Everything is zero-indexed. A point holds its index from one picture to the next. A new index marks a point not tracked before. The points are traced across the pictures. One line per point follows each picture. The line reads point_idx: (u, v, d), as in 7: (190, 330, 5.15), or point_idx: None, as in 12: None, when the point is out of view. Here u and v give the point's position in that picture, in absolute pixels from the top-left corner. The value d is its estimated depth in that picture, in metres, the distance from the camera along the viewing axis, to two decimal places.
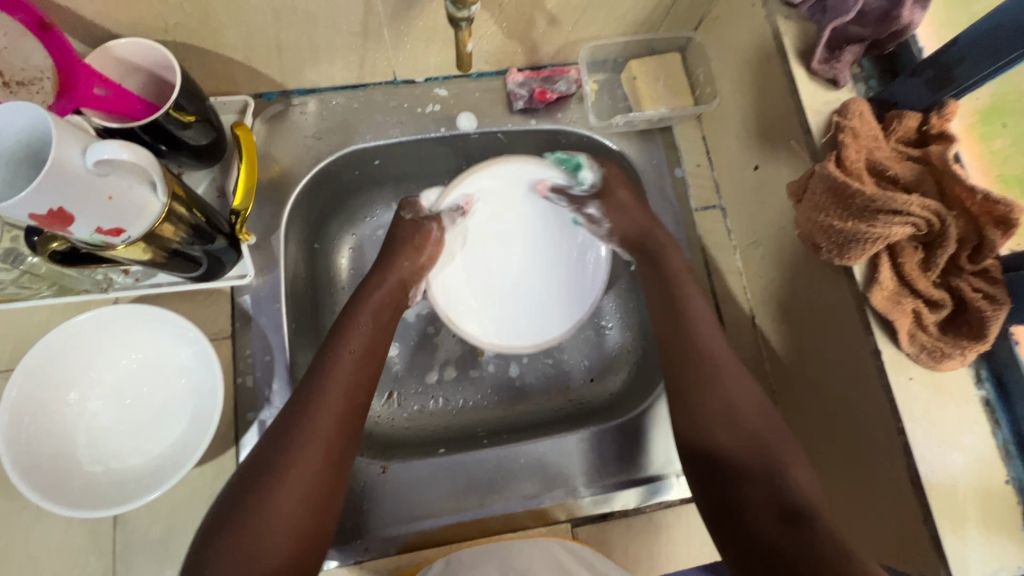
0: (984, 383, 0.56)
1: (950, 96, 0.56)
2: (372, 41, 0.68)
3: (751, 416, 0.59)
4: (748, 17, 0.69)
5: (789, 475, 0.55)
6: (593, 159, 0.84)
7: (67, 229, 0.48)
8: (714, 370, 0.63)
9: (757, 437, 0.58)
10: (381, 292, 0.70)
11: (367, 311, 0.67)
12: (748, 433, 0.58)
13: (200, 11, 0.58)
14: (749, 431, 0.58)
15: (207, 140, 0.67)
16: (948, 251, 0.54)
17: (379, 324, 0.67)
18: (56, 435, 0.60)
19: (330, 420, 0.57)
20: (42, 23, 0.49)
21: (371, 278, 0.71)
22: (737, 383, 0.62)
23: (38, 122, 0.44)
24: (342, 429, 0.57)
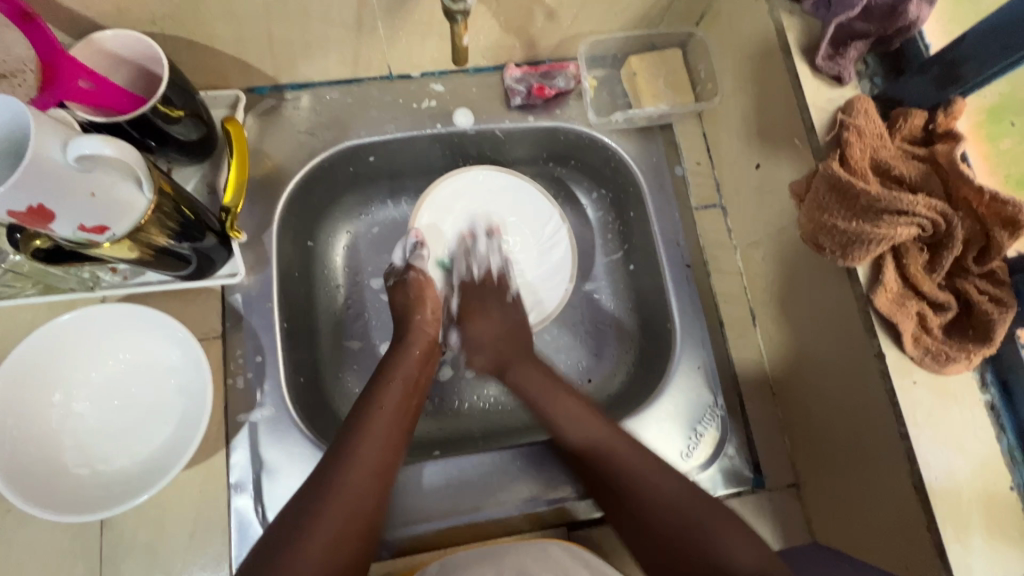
0: (989, 387, 0.55)
1: (957, 93, 0.54)
2: (366, 35, 0.66)
3: (658, 486, 0.58)
4: (751, 12, 0.67)
5: (714, 538, 0.54)
6: (592, 157, 0.83)
7: (49, 226, 0.47)
8: (592, 451, 0.62)
9: (673, 500, 0.57)
10: (417, 344, 0.69)
11: (408, 358, 0.67)
12: (654, 504, 0.57)
13: (189, 2, 0.56)
14: (659, 497, 0.58)
15: (197, 135, 0.65)
16: (954, 253, 0.53)
17: (414, 374, 0.66)
18: (40, 437, 0.58)
19: (369, 463, 0.56)
20: (24, 13, 0.48)
21: (400, 340, 0.70)
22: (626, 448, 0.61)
23: (17, 115, 0.42)
24: (378, 475, 0.56)
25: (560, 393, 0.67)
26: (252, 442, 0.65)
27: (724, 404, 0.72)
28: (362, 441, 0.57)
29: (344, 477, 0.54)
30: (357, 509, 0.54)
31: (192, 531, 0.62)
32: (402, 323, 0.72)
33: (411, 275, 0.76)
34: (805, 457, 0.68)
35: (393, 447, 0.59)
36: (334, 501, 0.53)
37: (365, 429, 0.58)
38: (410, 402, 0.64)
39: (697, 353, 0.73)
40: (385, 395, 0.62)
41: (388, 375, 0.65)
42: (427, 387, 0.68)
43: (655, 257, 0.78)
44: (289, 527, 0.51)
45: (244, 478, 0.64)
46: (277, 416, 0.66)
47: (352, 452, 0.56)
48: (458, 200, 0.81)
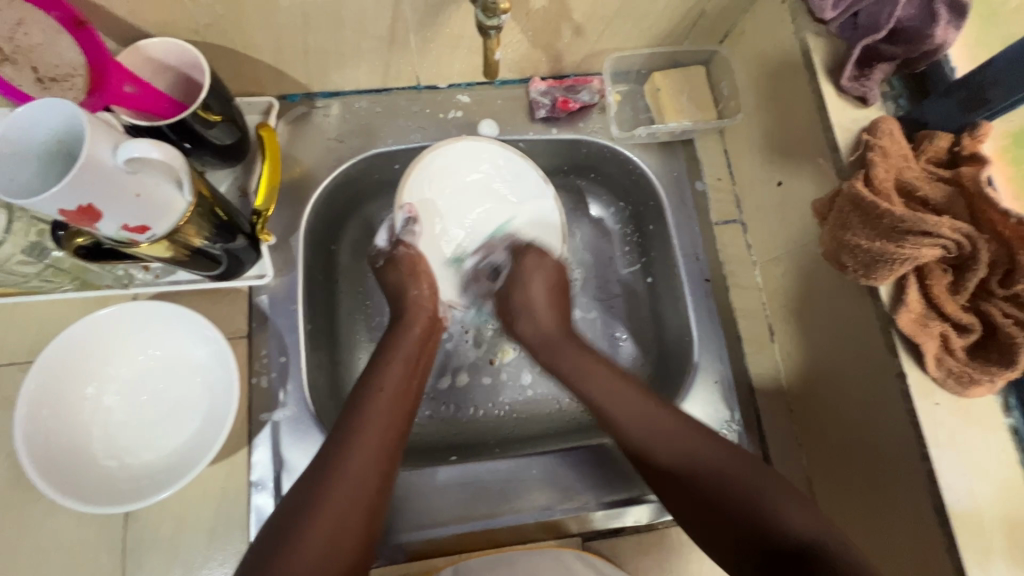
0: (1012, 411, 0.55)
1: (983, 117, 0.55)
2: (398, 47, 0.68)
3: (726, 468, 0.55)
4: (776, 31, 0.68)
5: (778, 504, 0.52)
6: (613, 169, 0.83)
7: (95, 225, 0.48)
8: (687, 455, 0.57)
9: (722, 468, 0.56)
10: (416, 325, 0.70)
11: (409, 340, 0.68)
12: (718, 479, 0.55)
13: (232, 12, 0.58)
14: (723, 479, 0.55)
15: (232, 140, 0.67)
16: (978, 275, 0.53)
17: (412, 356, 0.67)
18: (72, 428, 0.60)
19: (370, 448, 0.56)
20: (77, 20, 0.51)
21: (401, 319, 0.70)
22: (664, 417, 0.61)
23: (73, 120, 0.44)
24: (382, 454, 0.57)
25: (623, 385, 0.64)
26: (273, 441, 0.66)
27: (741, 418, 0.73)
28: (365, 424, 0.58)
29: (346, 460, 0.55)
30: (362, 484, 0.55)
31: (213, 527, 0.63)
32: (398, 300, 0.72)
33: (402, 250, 0.73)
34: (822, 475, 0.68)
35: (397, 426, 0.60)
36: (336, 486, 0.53)
37: (366, 412, 0.59)
38: (410, 381, 0.64)
39: (714, 367, 0.74)
40: (385, 379, 0.62)
41: (388, 356, 0.65)
42: (427, 367, 0.69)
43: (674, 269, 0.79)
44: (293, 511, 0.52)
45: (265, 477, 0.65)
46: (299, 416, 0.68)
47: (356, 434, 0.57)
48: (452, 168, 0.74)
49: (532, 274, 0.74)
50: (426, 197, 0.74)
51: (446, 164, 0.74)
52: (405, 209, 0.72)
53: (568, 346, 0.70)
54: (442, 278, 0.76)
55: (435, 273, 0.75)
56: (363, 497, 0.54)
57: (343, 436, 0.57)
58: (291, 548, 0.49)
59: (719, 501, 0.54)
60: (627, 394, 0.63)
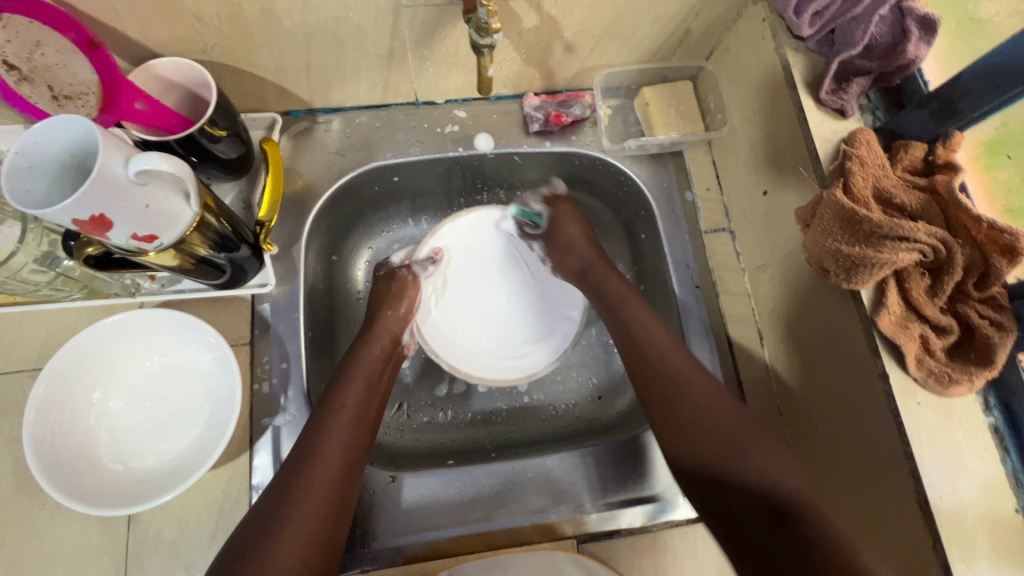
0: (992, 411, 0.57)
1: (954, 128, 0.57)
2: (397, 64, 0.71)
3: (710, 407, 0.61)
4: (758, 48, 0.71)
5: (751, 455, 0.57)
6: (603, 180, 0.86)
7: (105, 235, 0.51)
8: (678, 381, 0.63)
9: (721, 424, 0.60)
10: (377, 342, 0.71)
11: (369, 357, 0.69)
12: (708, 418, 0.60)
13: (239, 33, 0.61)
14: (697, 427, 0.60)
15: (236, 154, 0.70)
16: (954, 279, 0.55)
17: (374, 372, 0.68)
18: (79, 433, 0.62)
19: (333, 460, 0.58)
20: (90, 41, 0.54)
21: (366, 332, 0.73)
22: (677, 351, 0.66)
23: (89, 135, 0.47)
24: (345, 470, 0.59)
25: (653, 326, 0.68)
26: (274, 446, 0.68)
27: None
28: (328, 436, 0.60)
29: (310, 475, 0.56)
30: (327, 499, 0.56)
31: (214, 530, 0.64)
32: (371, 317, 0.75)
33: (402, 272, 0.79)
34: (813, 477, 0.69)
35: (358, 441, 0.61)
36: (300, 503, 0.54)
37: (329, 426, 0.60)
38: (372, 398, 0.66)
39: None
40: (347, 396, 0.64)
41: (349, 371, 0.67)
42: (391, 383, 0.70)
43: (665, 277, 0.81)
44: (261, 524, 0.53)
45: (266, 480, 0.66)
46: (299, 421, 0.69)
47: (318, 451, 0.58)
48: (476, 230, 0.83)
49: (569, 215, 0.81)
50: (445, 247, 0.82)
51: (479, 231, 0.83)
52: (433, 248, 0.81)
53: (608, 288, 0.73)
54: (427, 315, 0.80)
55: (422, 308, 0.80)
56: (327, 510, 0.55)
57: (307, 448, 0.58)
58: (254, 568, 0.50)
59: (705, 443, 0.59)
60: (655, 336, 0.67)
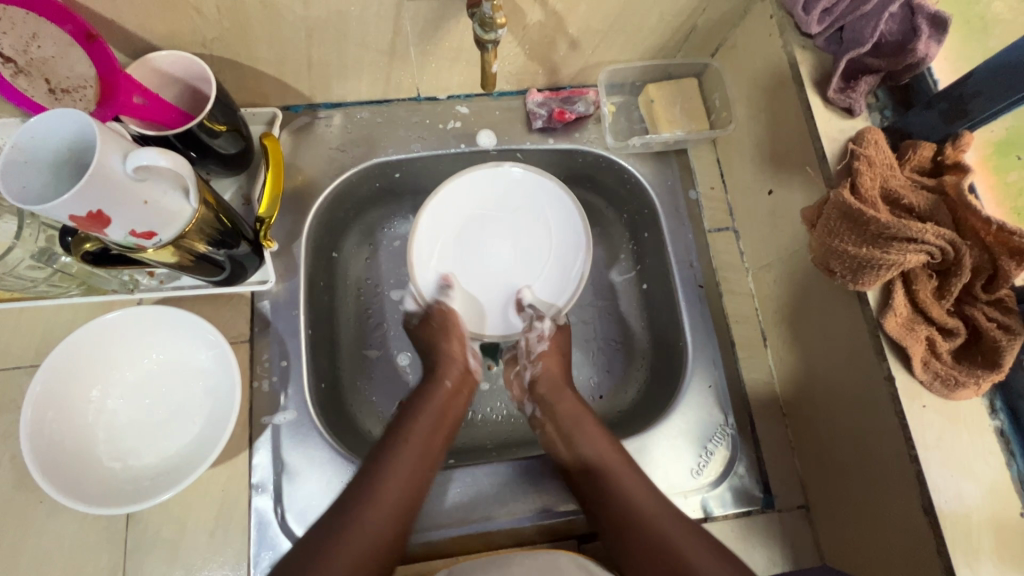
0: (998, 414, 0.56)
1: (964, 128, 0.57)
2: (399, 59, 0.70)
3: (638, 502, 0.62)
4: (765, 45, 0.70)
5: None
6: (607, 178, 0.85)
7: (104, 231, 0.50)
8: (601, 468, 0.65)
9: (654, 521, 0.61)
10: (450, 377, 0.72)
11: (439, 392, 0.71)
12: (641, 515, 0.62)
13: (238, 25, 0.61)
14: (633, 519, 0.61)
15: (236, 149, 0.69)
16: (962, 280, 0.54)
17: (441, 408, 0.70)
18: (77, 431, 0.61)
19: (389, 499, 0.60)
20: (88, 34, 0.53)
21: (433, 366, 0.73)
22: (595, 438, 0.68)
23: (86, 130, 0.46)
24: (400, 509, 0.61)
25: (580, 410, 0.71)
26: (274, 444, 0.67)
27: (735, 423, 0.73)
28: (388, 475, 0.62)
29: (365, 510, 0.59)
30: (379, 536, 0.58)
31: (213, 529, 0.64)
32: (431, 350, 0.74)
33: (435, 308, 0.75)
34: (815, 479, 0.69)
35: (418, 479, 0.63)
36: (347, 541, 0.57)
37: (392, 464, 0.63)
38: (437, 434, 0.68)
39: (708, 373, 0.75)
40: (413, 433, 0.66)
41: (417, 409, 0.69)
42: (457, 419, 0.72)
43: (668, 276, 0.80)
44: (310, 553, 0.55)
45: (265, 479, 0.66)
46: (299, 419, 0.69)
47: (376, 489, 0.60)
48: (458, 203, 0.77)
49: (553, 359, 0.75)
50: (431, 230, 0.76)
51: (460, 198, 0.77)
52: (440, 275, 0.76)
53: (566, 400, 0.72)
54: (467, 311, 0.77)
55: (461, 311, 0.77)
56: (379, 548, 0.58)
57: (366, 485, 0.61)
58: None
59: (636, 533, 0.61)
60: (587, 428, 0.69)
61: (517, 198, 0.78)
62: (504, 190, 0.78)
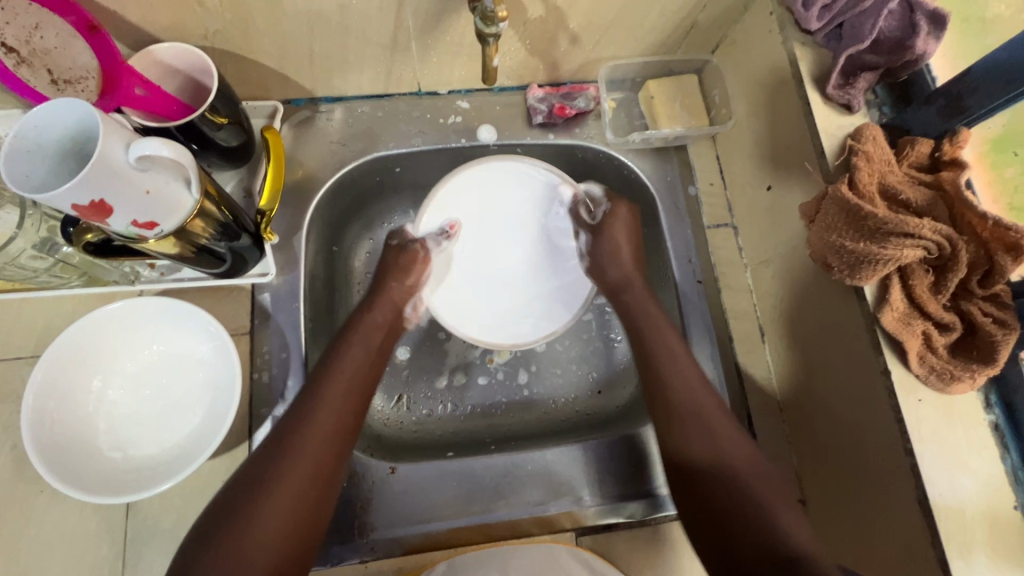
0: (993, 408, 0.57)
1: (962, 124, 0.57)
2: (400, 53, 0.70)
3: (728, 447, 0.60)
4: (764, 41, 0.70)
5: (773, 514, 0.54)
6: (607, 174, 0.86)
7: (105, 221, 0.50)
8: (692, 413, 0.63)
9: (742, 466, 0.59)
10: (380, 313, 0.71)
11: (370, 330, 0.69)
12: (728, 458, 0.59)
13: (240, 18, 0.61)
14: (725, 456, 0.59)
15: (237, 142, 0.69)
16: (958, 276, 0.55)
17: (373, 343, 0.68)
18: (78, 421, 0.62)
19: (325, 428, 0.58)
20: (90, 25, 0.53)
21: (369, 301, 0.72)
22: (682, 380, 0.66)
23: (88, 119, 0.46)
24: (334, 439, 0.58)
25: (674, 348, 0.68)
26: None
27: (732, 417, 0.74)
28: (319, 403, 0.59)
29: (299, 446, 0.56)
30: (316, 470, 0.55)
31: None
32: (378, 289, 0.73)
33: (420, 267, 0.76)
34: (811, 473, 0.69)
35: (353, 407, 0.61)
36: (288, 473, 0.54)
37: (323, 392, 0.60)
38: (371, 367, 0.65)
39: (706, 367, 0.75)
40: (342, 363, 0.64)
41: (346, 342, 0.66)
42: (388, 355, 0.70)
43: (667, 272, 0.81)
44: (243, 487, 0.53)
45: None
46: None
47: (307, 420, 0.58)
48: (452, 216, 0.78)
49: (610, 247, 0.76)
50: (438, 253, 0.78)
51: (451, 209, 0.78)
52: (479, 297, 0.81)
53: (656, 331, 0.70)
54: (510, 330, 0.79)
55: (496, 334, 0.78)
56: (315, 483, 0.55)
57: (301, 415, 0.58)
58: (235, 537, 0.49)
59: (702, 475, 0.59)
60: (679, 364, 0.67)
61: (523, 201, 0.80)
62: (484, 187, 0.78)
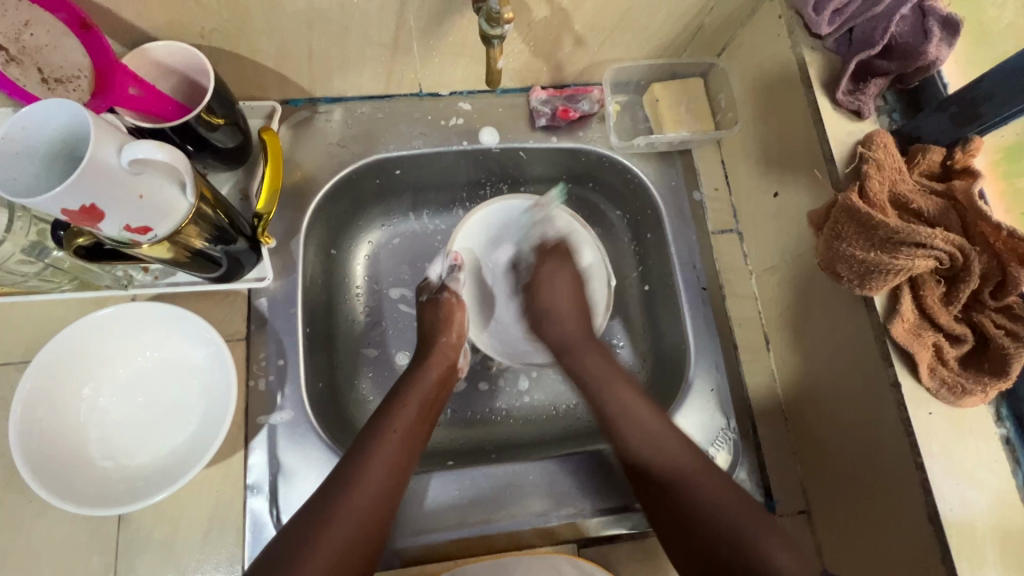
0: (1004, 422, 0.56)
1: (974, 132, 0.56)
2: (401, 54, 0.69)
3: (706, 490, 0.59)
4: (772, 45, 0.69)
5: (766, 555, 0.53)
6: (610, 179, 0.84)
7: (97, 225, 0.48)
8: (660, 455, 0.62)
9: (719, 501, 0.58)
10: (433, 369, 0.70)
11: (423, 381, 0.68)
12: (706, 499, 0.58)
13: (238, 17, 0.59)
14: (702, 497, 0.58)
15: (234, 143, 0.67)
16: (970, 287, 0.54)
17: (428, 397, 0.67)
18: (68, 429, 0.60)
19: (375, 486, 0.57)
20: (83, 23, 0.51)
21: (423, 356, 0.71)
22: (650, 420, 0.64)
23: (78, 121, 0.45)
24: (381, 499, 0.57)
25: (634, 402, 0.66)
26: (270, 444, 0.66)
27: (737, 427, 0.73)
28: (371, 462, 0.58)
29: (348, 494, 0.55)
30: (359, 533, 0.54)
31: (207, 531, 0.62)
32: (427, 342, 0.73)
33: (445, 295, 0.76)
34: (817, 484, 0.68)
35: (402, 466, 0.59)
36: (329, 533, 0.53)
37: (376, 450, 0.59)
38: (422, 423, 0.64)
39: (711, 376, 0.74)
40: (398, 418, 0.63)
41: (403, 397, 0.65)
42: (439, 412, 0.68)
43: (671, 278, 0.79)
44: (288, 545, 0.52)
45: (261, 480, 0.65)
46: (296, 420, 0.67)
47: (359, 479, 0.57)
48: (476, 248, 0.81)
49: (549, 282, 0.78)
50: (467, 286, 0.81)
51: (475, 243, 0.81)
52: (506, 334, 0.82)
53: (615, 381, 0.69)
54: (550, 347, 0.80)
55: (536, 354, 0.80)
56: (359, 541, 0.54)
57: (350, 474, 0.57)
58: None
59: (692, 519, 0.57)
60: (636, 407, 0.66)
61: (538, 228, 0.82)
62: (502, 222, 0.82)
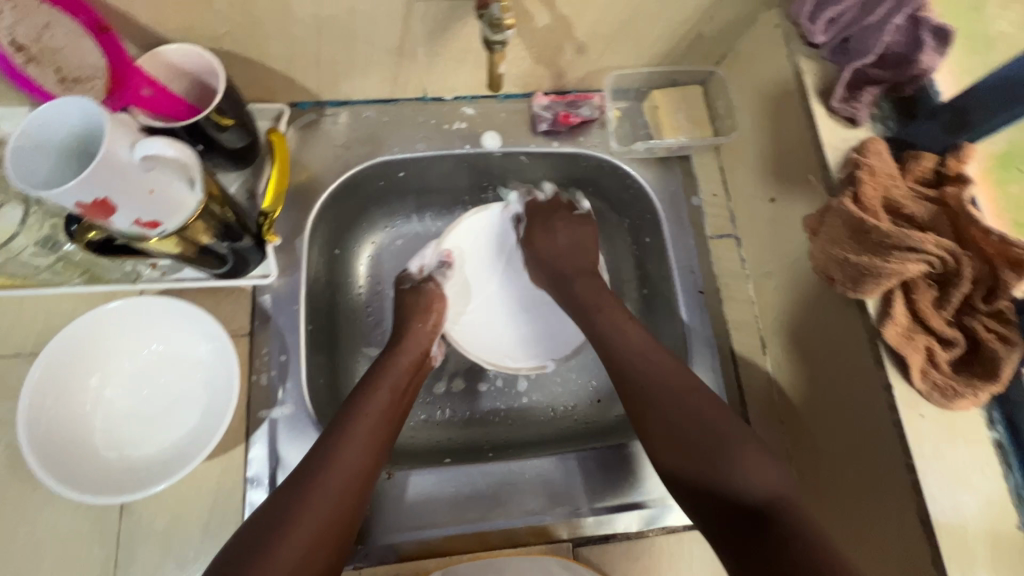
0: (996, 426, 0.56)
1: (966, 139, 0.58)
2: (407, 60, 0.71)
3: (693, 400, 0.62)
4: (770, 54, 0.71)
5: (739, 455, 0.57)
6: (609, 183, 0.86)
7: (108, 219, 0.50)
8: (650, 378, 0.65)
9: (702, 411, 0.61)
10: (407, 355, 0.72)
11: (398, 367, 0.69)
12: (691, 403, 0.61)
13: (249, 22, 0.61)
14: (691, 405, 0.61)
15: (243, 143, 0.69)
16: (961, 291, 0.55)
17: (402, 382, 0.68)
18: (75, 419, 0.61)
19: (353, 462, 0.58)
20: (100, 25, 0.54)
21: (397, 343, 0.73)
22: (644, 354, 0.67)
23: (94, 118, 0.46)
24: (360, 474, 0.58)
25: (627, 327, 0.70)
26: (271, 439, 0.67)
27: None
28: (344, 439, 0.59)
29: (326, 472, 0.56)
30: (338, 506, 0.55)
31: (206, 522, 0.63)
32: (402, 328, 0.75)
33: (429, 285, 0.80)
34: (812, 487, 0.68)
35: (377, 445, 0.61)
36: (311, 505, 0.54)
37: (351, 429, 0.60)
38: (397, 404, 0.66)
39: (707, 379, 0.75)
40: (374, 398, 0.64)
41: (375, 380, 0.66)
42: (412, 398, 0.69)
43: (669, 281, 0.80)
44: (272, 520, 0.52)
45: (261, 473, 0.66)
46: (296, 415, 0.69)
47: (334, 455, 0.58)
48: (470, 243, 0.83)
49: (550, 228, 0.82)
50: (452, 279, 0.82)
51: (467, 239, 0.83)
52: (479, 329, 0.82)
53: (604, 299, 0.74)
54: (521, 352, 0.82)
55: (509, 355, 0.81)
56: (339, 514, 0.55)
57: (329, 449, 0.58)
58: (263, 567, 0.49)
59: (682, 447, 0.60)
60: (628, 329, 0.70)
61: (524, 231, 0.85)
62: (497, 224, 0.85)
